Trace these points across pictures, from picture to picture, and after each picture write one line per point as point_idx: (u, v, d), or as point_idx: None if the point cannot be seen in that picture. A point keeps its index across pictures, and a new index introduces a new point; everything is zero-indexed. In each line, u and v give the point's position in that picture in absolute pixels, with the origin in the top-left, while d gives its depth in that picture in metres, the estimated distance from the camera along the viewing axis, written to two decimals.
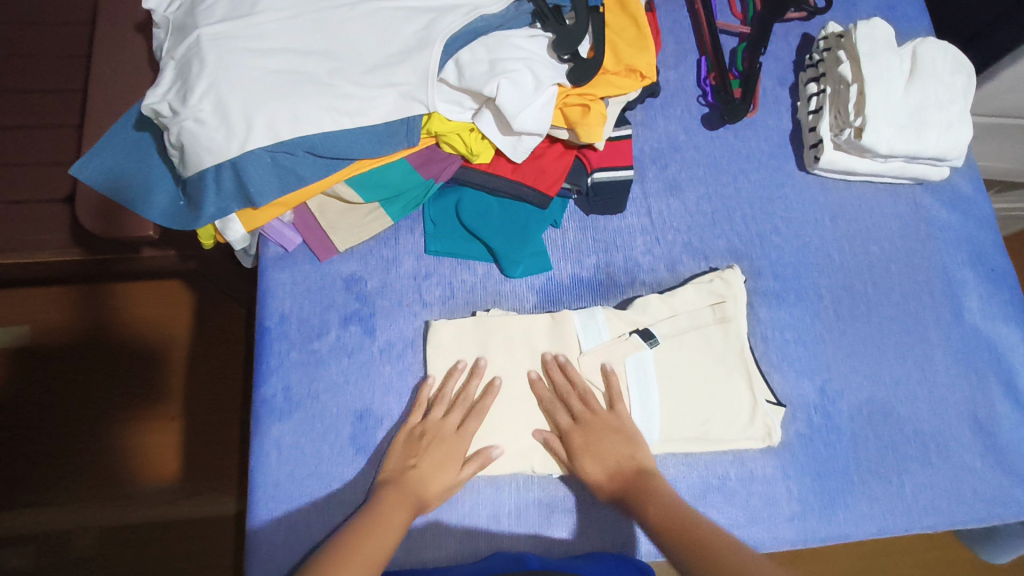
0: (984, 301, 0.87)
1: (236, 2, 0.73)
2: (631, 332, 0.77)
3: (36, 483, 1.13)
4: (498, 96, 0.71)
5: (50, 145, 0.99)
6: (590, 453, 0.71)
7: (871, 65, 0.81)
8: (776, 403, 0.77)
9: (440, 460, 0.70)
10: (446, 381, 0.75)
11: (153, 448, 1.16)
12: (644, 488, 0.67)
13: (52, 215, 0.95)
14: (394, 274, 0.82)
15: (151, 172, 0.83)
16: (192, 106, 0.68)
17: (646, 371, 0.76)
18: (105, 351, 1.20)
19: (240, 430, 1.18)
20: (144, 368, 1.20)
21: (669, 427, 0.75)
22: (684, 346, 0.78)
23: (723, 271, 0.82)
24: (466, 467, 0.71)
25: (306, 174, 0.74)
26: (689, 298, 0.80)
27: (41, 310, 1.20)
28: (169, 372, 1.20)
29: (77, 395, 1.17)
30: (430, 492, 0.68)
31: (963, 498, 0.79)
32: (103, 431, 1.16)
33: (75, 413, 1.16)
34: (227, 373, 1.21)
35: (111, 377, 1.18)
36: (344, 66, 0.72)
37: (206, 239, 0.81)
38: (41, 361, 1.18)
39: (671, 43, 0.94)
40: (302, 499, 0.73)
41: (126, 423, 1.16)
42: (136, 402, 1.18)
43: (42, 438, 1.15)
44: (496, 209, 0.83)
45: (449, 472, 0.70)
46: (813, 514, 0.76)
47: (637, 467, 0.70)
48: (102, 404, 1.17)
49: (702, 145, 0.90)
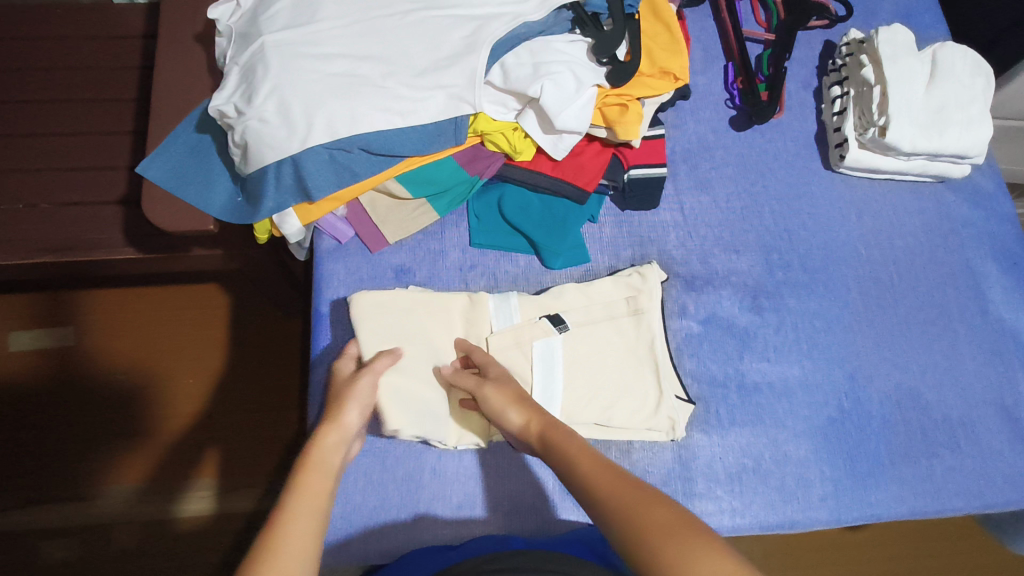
0: (1008, 293, 0.90)
1: (297, 11, 0.79)
2: (542, 316, 0.80)
3: (77, 478, 1.17)
4: (542, 96, 0.77)
5: (106, 151, 1.05)
6: (524, 408, 0.68)
7: (893, 68, 0.86)
8: (685, 400, 0.79)
9: (336, 403, 0.69)
10: (340, 359, 0.75)
11: (193, 444, 1.20)
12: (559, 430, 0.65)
13: (109, 217, 1.01)
14: (440, 265, 0.86)
15: (211, 172, 0.89)
16: (257, 106, 0.74)
17: (556, 354, 0.79)
18: (146, 352, 1.25)
19: (295, 426, 1.23)
20: (184, 366, 1.25)
21: (571, 410, 0.77)
22: (591, 335, 0.81)
23: (643, 266, 0.84)
24: (377, 362, 0.73)
25: (360, 170, 0.79)
26: (605, 290, 0.83)
27: (83, 314, 1.26)
28: (209, 371, 1.25)
29: (115, 394, 1.21)
30: (345, 415, 0.67)
31: (992, 481, 0.81)
32: (142, 428, 1.20)
33: (115, 411, 1.20)
34: (267, 371, 1.26)
35: (151, 377, 1.23)
36: (397, 70, 0.78)
37: (261, 234, 0.86)
38: (82, 361, 1.23)
39: (699, 50, 0.98)
40: (355, 474, 0.75)
41: (166, 419, 1.21)
42: (174, 400, 1.22)
43: (82, 435, 1.19)
44: (537, 204, 0.87)
45: (359, 386, 0.70)
46: (846, 494, 0.78)
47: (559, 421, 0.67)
48: (142, 401, 1.22)
49: (731, 145, 0.94)
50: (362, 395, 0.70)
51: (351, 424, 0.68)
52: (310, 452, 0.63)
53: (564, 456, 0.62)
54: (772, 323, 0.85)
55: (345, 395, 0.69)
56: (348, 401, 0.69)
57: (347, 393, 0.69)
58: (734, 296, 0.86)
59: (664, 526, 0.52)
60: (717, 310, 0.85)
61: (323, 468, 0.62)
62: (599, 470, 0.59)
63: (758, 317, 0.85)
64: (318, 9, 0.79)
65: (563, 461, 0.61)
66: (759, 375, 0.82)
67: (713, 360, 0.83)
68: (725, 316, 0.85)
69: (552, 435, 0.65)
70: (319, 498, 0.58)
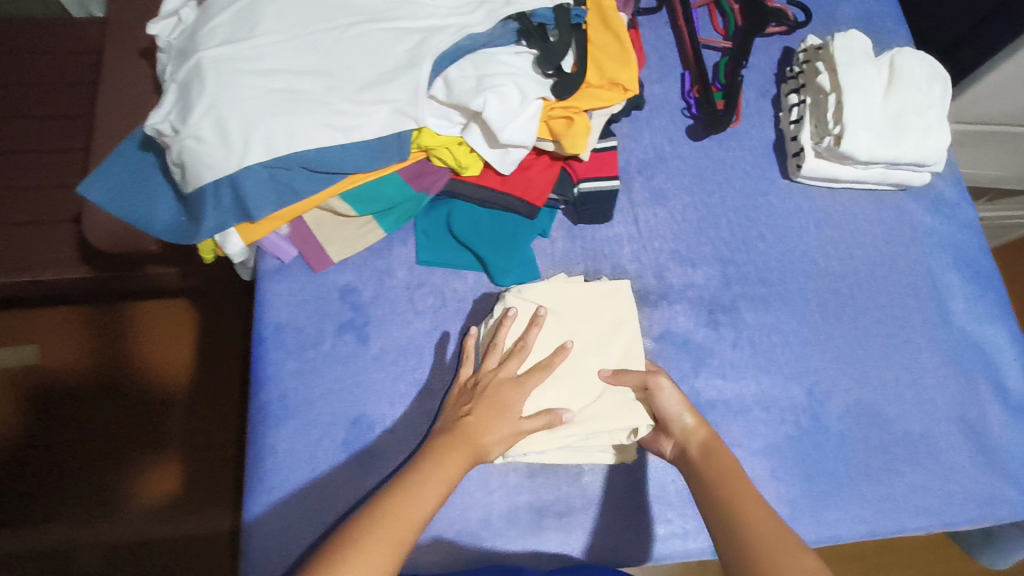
0: (970, 303, 0.89)
1: (238, 26, 0.76)
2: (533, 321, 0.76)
3: (42, 501, 1.13)
4: (485, 110, 0.74)
5: (58, 168, 1.03)
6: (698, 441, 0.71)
7: (848, 75, 0.84)
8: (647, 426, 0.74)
9: (500, 409, 0.69)
10: (511, 359, 0.72)
11: (164, 466, 1.17)
12: (717, 447, 0.70)
13: (61, 238, 0.98)
14: (387, 284, 0.84)
15: (153, 189, 0.85)
16: (193, 124, 0.72)
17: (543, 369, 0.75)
18: (123, 369, 1.21)
19: (236, 449, 1.20)
20: (160, 385, 1.21)
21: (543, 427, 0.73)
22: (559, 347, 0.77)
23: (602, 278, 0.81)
24: (531, 421, 0.69)
25: (301, 189, 0.76)
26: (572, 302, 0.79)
27: (56, 330, 1.21)
28: (187, 390, 1.21)
29: (98, 413, 1.18)
30: (488, 439, 0.67)
31: (954, 499, 0.79)
32: (121, 448, 1.17)
33: (81, 431, 1.17)
34: (227, 389, 1.23)
35: (131, 394, 1.20)
36: (339, 85, 0.76)
37: (205, 254, 0.83)
38: (59, 378, 1.19)
39: (654, 59, 0.97)
40: (295, 505, 0.73)
41: (147, 438, 1.18)
42: (156, 418, 1.19)
43: (63, 454, 1.15)
44: (486, 219, 0.85)
45: (509, 421, 0.68)
46: (803, 515, 0.76)
47: (728, 457, 0.69)
48: (125, 419, 1.18)
49: (687, 155, 0.92)
50: (514, 423, 0.69)
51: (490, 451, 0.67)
52: (455, 441, 0.66)
53: (711, 469, 0.68)
54: (729, 338, 0.83)
55: (505, 404, 0.69)
56: (505, 416, 0.69)
57: (506, 405, 0.69)
58: (690, 311, 0.84)
59: (781, 546, 0.59)
60: (672, 325, 0.83)
61: (452, 471, 0.65)
62: (732, 475, 0.67)
63: (714, 333, 0.83)
64: (258, 23, 0.76)
65: (711, 469, 0.68)
66: (714, 393, 0.80)
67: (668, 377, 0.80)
68: (680, 332, 0.83)
69: (714, 449, 0.70)
70: (439, 497, 0.63)
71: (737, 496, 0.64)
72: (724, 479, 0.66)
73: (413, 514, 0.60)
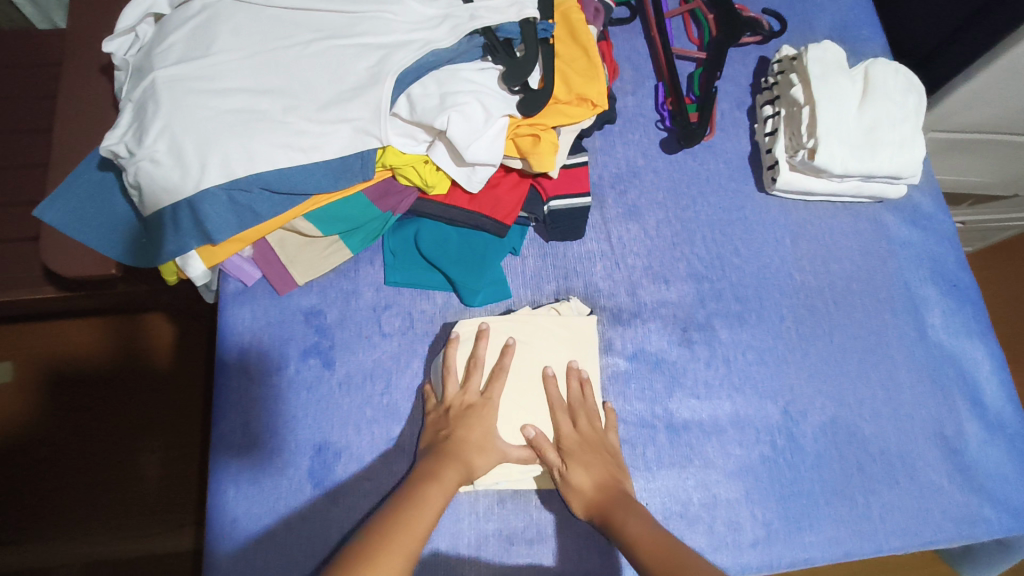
0: (947, 317, 0.88)
1: (193, 43, 0.73)
2: (499, 344, 0.78)
3: (20, 519, 1.08)
4: (449, 129, 0.71)
5: (18, 184, 0.98)
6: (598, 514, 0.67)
7: (822, 88, 0.82)
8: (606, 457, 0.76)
9: (481, 433, 0.71)
10: (472, 376, 0.74)
11: (140, 481, 1.11)
12: (622, 512, 0.66)
13: (23, 256, 0.94)
14: (353, 306, 0.82)
15: (116, 211, 0.83)
16: (147, 146, 0.67)
17: (511, 397, 0.76)
18: (98, 385, 1.13)
19: (197, 464, 1.13)
20: (134, 401, 1.14)
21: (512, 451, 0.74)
22: (523, 365, 0.78)
23: (562, 303, 0.82)
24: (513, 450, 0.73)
25: (263, 212, 0.73)
26: (538, 326, 0.79)
27: (34, 344, 1.13)
28: (157, 407, 1.14)
29: (77, 429, 1.11)
30: (475, 459, 0.70)
31: (931, 518, 0.78)
32: (97, 462, 1.11)
33: (60, 447, 1.10)
34: (192, 403, 1.16)
35: (105, 412, 1.12)
36: (299, 104, 0.73)
37: (168, 276, 0.78)
38: (38, 393, 1.12)
39: (628, 71, 0.95)
40: (258, 535, 0.72)
41: (115, 456, 1.12)
42: (131, 434, 1.13)
43: (28, 474, 1.09)
44: (454, 238, 0.83)
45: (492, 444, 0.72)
46: (778, 538, 0.75)
47: (635, 516, 0.65)
48: (93, 437, 1.11)
49: (661, 169, 0.91)
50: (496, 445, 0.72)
51: (475, 471, 0.69)
52: (447, 461, 0.68)
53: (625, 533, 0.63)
54: (703, 357, 0.82)
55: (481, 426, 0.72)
56: (486, 431, 0.72)
57: (482, 423, 0.72)
58: (663, 329, 0.82)
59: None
60: (644, 344, 0.82)
61: (446, 488, 0.66)
62: (648, 533, 0.62)
63: (687, 351, 0.82)
64: (214, 40, 0.73)
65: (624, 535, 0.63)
66: (688, 414, 0.79)
67: (642, 399, 0.79)
68: (654, 351, 0.81)
69: (623, 519, 0.65)
70: (438, 511, 0.64)
71: (641, 540, 0.62)
72: (624, 520, 0.65)
73: (416, 528, 0.60)
